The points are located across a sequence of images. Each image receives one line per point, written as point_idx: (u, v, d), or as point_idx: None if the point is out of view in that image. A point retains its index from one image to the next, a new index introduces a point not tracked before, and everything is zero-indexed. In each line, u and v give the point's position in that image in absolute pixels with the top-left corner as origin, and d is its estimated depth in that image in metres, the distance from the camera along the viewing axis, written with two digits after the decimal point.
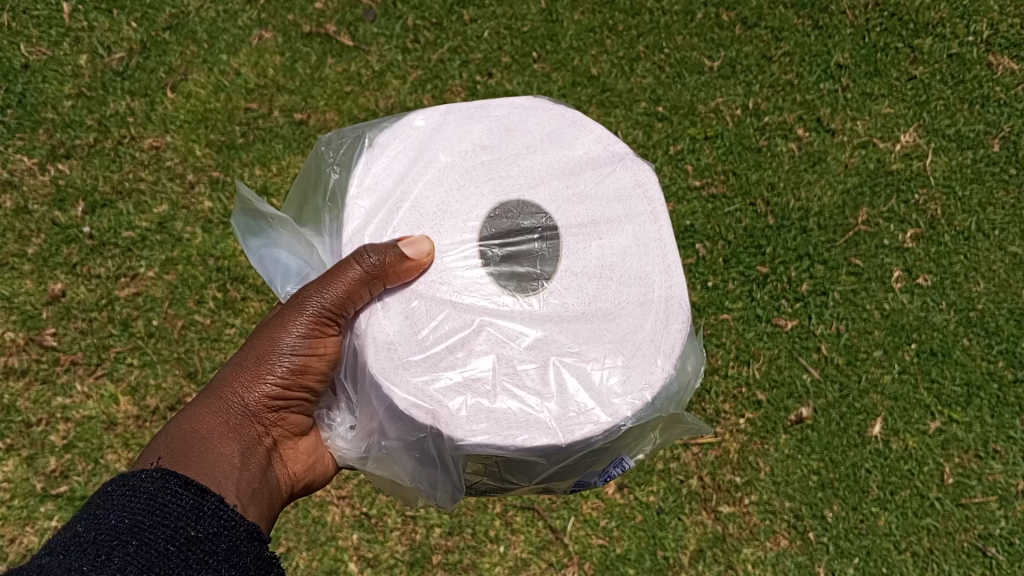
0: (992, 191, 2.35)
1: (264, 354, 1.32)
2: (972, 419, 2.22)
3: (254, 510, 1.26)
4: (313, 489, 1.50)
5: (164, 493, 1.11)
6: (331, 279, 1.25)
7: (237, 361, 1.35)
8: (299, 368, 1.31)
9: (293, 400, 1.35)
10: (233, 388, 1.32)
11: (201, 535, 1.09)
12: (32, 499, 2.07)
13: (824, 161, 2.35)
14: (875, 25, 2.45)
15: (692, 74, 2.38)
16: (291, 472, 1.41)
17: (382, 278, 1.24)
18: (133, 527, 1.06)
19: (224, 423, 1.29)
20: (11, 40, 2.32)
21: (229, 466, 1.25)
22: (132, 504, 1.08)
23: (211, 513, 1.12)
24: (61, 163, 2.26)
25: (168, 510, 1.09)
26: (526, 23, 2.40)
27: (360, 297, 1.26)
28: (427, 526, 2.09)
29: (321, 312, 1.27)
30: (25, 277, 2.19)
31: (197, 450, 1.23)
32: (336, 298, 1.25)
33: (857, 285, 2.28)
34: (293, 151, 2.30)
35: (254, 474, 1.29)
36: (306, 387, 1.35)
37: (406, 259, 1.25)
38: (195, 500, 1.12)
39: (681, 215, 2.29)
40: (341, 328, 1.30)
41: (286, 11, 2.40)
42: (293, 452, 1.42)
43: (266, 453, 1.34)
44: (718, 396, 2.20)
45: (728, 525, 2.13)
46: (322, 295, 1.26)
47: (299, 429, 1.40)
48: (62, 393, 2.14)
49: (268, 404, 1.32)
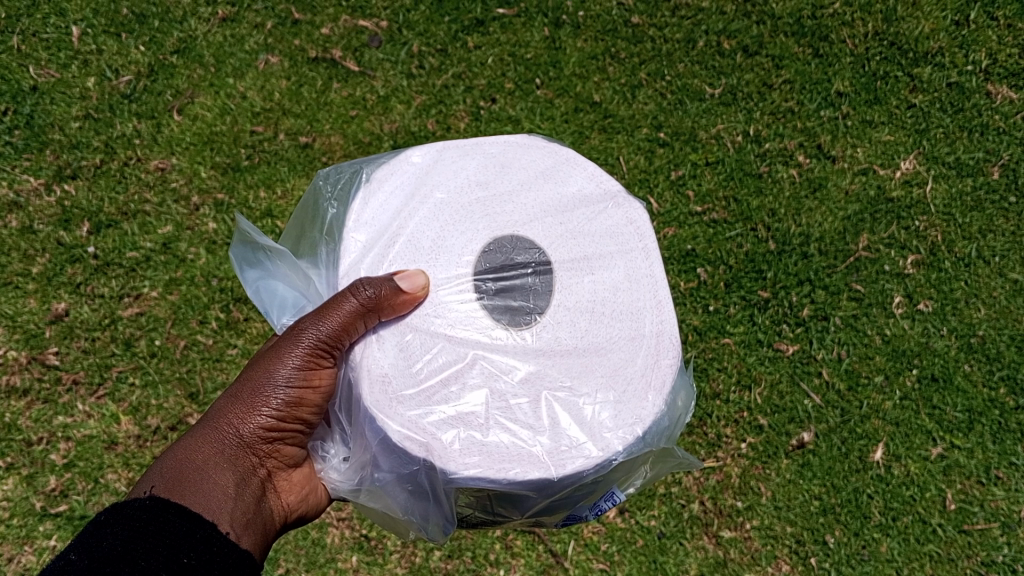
0: (992, 218, 2.36)
1: (259, 386, 1.31)
2: (974, 445, 2.22)
3: (248, 540, 1.26)
4: (307, 518, 1.49)
5: (157, 520, 1.12)
6: (327, 311, 1.26)
7: (231, 391, 1.34)
8: (294, 400, 1.31)
9: (287, 431, 1.35)
10: (228, 419, 1.31)
11: (194, 562, 1.11)
12: (32, 518, 2.08)
13: (824, 187, 2.36)
14: (875, 54, 2.46)
15: (693, 101, 2.40)
16: (286, 504, 1.41)
17: (377, 311, 1.25)
18: (128, 555, 1.06)
19: (219, 454, 1.28)
20: (20, 63, 2.35)
21: (224, 497, 1.25)
22: (126, 532, 1.09)
23: (204, 541, 1.14)
24: (68, 184, 2.29)
25: (162, 538, 1.10)
26: (529, 49, 2.43)
27: (355, 329, 1.27)
28: (427, 550, 2.08)
29: (316, 344, 1.27)
30: (28, 296, 2.21)
31: (193, 480, 1.23)
32: (332, 330, 1.25)
33: (858, 311, 2.28)
34: (298, 174, 2.32)
35: (248, 504, 1.29)
36: (301, 419, 1.35)
37: (401, 293, 1.27)
38: (188, 528, 1.14)
39: (682, 240, 2.30)
40: (336, 360, 1.30)
41: (292, 37, 2.42)
42: (289, 482, 1.41)
43: (261, 484, 1.33)
44: (719, 421, 2.20)
45: (729, 550, 2.13)
46: (317, 327, 1.26)
47: (294, 461, 1.40)
48: (63, 412, 2.15)
49: (264, 436, 1.32)
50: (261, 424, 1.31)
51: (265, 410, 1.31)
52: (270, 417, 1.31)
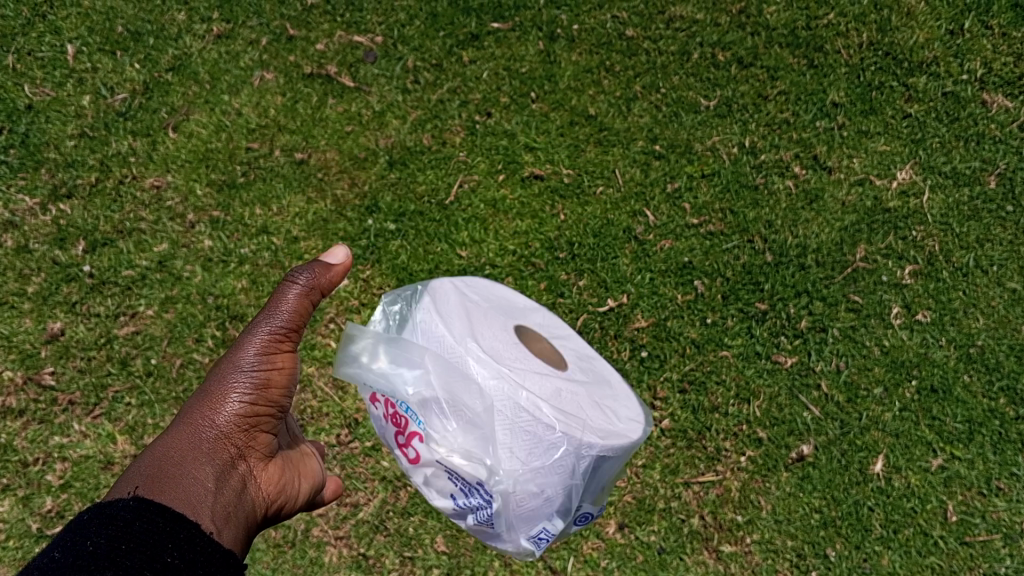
0: (990, 227, 2.34)
1: (227, 376, 1.34)
2: (974, 456, 2.21)
3: (230, 536, 1.23)
4: (291, 514, 1.48)
5: (140, 520, 1.08)
6: (278, 302, 1.37)
7: (199, 388, 1.36)
8: (254, 385, 1.36)
9: (255, 418, 1.36)
10: (197, 415, 1.32)
11: (178, 562, 1.06)
12: (28, 539, 2.11)
13: (821, 198, 2.35)
14: (870, 63, 2.45)
15: (689, 113, 2.40)
16: (270, 498, 1.39)
17: (316, 287, 1.39)
18: (111, 554, 1.01)
19: (194, 448, 1.28)
20: (15, 82, 2.36)
21: (206, 492, 1.22)
22: (109, 532, 1.04)
23: (186, 540, 1.11)
24: (63, 203, 2.29)
25: (145, 537, 1.06)
26: (524, 64, 2.42)
27: (304, 311, 1.40)
28: (426, 567, 2.13)
29: (274, 333, 1.37)
30: (25, 315, 2.22)
31: (173, 476, 1.21)
32: (286, 316, 1.37)
33: (856, 321, 2.28)
34: (294, 190, 2.31)
35: (231, 496, 1.27)
36: (267, 406, 1.38)
37: (334, 267, 1.42)
38: (170, 526, 1.10)
39: (679, 252, 2.30)
40: (290, 346, 1.40)
41: (287, 53, 2.41)
42: (271, 475, 1.40)
43: (242, 478, 1.32)
44: (719, 434, 2.20)
45: (729, 564, 2.15)
46: (272, 318, 1.37)
47: (272, 452, 1.40)
48: (60, 432, 2.16)
49: (239, 424, 1.33)
50: (235, 411, 1.33)
51: (235, 396, 1.33)
52: (242, 402, 1.34)
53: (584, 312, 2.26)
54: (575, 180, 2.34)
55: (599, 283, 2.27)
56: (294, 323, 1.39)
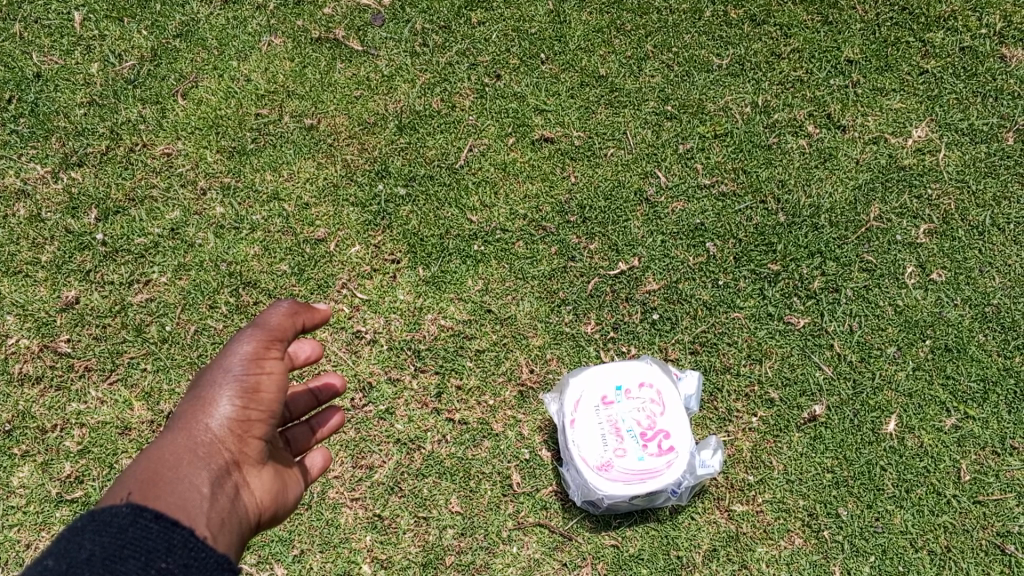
0: (1007, 184, 2.30)
1: (217, 382, 1.49)
2: (989, 415, 2.20)
3: (223, 540, 1.32)
4: (278, 523, 1.59)
5: (133, 526, 1.16)
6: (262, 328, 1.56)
7: (190, 397, 1.50)
8: (244, 398, 1.49)
9: (244, 428, 1.49)
10: (192, 425, 1.44)
11: (171, 566, 1.13)
12: (47, 504, 2.14)
13: (835, 157, 2.32)
14: (886, 19, 2.40)
15: (701, 73, 2.37)
16: (257, 506, 1.49)
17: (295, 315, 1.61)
18: (106, 560, 1.09)
19: (191, 452, 1.40)
20: (23, 50, 2.37)
21: (199, 495, 1.32)
22: (104, 538, 1.12)
23: (180, 545, 1.17)
24: (74, 171, 2.30)
25: (137, 546, 1.13)
26: (534, 24, 2.39)
27: (285, 336, 1.59)
28: (440, 528, 2.15)
29: (257, 352, 1.53)
30: (39, 284, 2.24)
31: (169, 480, 1.32)
32: (268, 337, 1.55)
33: (870, 281, 2.26)
34: (304, 156, 2.31)
35: (226, 501, 1.38)
36: (254, 419, 1.50)
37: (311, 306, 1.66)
38: (165, 533, 1.17)
39: (691, 214, 2.29)
40: (275, 363, 1.56)
41: (295, 17, 2.39)
42: (259, 480, 1.52)
43: (234, 485, 1.43)
44: (730, 395, 2.20)
45: (741, 524, 2.16)
46: (254, 340, 1.54)
47: (257, 459, 1.52)
48: (76, 399, 2.19)
49: (230, 428, 1.47)
50: (226, 415, 1.46)
51: (226, 401, 1.47)
52: (232, 405, 1.48)
53: (595, 275, 2.25)
54: (586, 143, 2.33)
55: (610, 246, 2.27)
56: (277, 335, 1.57)
